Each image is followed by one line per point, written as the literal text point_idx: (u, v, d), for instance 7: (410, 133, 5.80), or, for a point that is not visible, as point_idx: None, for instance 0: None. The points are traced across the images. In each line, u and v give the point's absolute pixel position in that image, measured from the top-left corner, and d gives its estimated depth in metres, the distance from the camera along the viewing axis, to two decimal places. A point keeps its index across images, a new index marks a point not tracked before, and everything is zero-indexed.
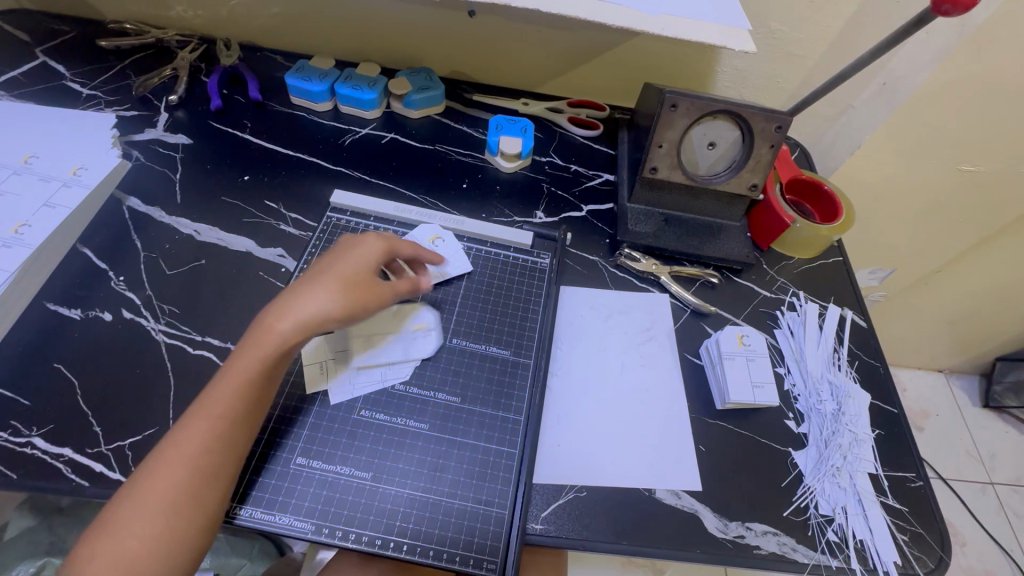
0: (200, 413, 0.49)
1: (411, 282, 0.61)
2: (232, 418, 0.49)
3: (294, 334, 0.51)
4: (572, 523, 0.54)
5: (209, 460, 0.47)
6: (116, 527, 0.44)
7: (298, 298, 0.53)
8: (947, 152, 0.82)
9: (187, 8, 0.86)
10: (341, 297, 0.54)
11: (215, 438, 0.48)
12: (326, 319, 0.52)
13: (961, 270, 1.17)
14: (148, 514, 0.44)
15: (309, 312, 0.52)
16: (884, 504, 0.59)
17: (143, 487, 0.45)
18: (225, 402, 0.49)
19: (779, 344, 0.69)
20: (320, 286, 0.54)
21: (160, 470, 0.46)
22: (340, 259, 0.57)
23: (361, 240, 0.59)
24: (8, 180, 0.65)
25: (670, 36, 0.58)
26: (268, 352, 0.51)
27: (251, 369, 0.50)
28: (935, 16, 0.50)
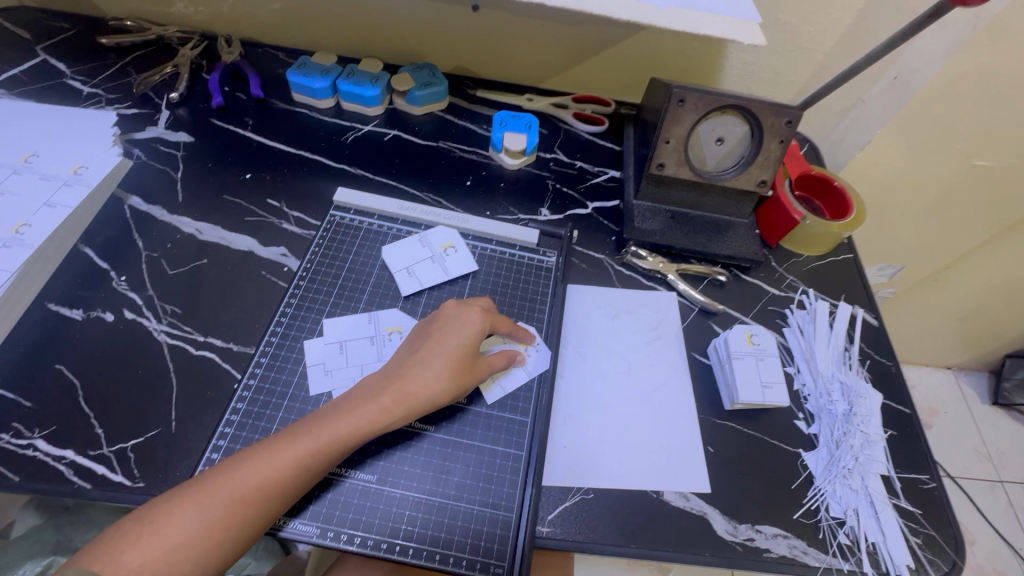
0: (275, 455, 0.48)
1: (508, 359, 0.59)
2: (303, 468, 0.48)
3: (396, 412, 0.52)
4: (580, 526, 0.53)
5: (264, 502, 0.47)
6: (145, 539, 0.44)
7: (409, 373, 0.54)
8: (960, 147, 0.80)
9: (188, 5, 0.85)
10: (451, 381, 0.54)
11: (277, 484, 0.47)
12: (433, 401, 0.53)
13: (972, 266, 1.15)
14: (185, 536, 0.44)
15: (416, 392, 0.53)
16: (896, 506, 0.58)
17: (186, 507, 0.45)
18: (303, 455, 0.48)
19: (789, 344, 0.68)
20: (439, 369, 0.54)
21: (208, 493, 0.46)
22: (451, 332, 0.56)
23: (471, 310, 0.58)
24: (8, 180, 0.64)
25: (678, 29, 0.56)
26: (363, 418, 0.51)
27: (343, 443, 0.50)
28: (952, 6, 0.49)
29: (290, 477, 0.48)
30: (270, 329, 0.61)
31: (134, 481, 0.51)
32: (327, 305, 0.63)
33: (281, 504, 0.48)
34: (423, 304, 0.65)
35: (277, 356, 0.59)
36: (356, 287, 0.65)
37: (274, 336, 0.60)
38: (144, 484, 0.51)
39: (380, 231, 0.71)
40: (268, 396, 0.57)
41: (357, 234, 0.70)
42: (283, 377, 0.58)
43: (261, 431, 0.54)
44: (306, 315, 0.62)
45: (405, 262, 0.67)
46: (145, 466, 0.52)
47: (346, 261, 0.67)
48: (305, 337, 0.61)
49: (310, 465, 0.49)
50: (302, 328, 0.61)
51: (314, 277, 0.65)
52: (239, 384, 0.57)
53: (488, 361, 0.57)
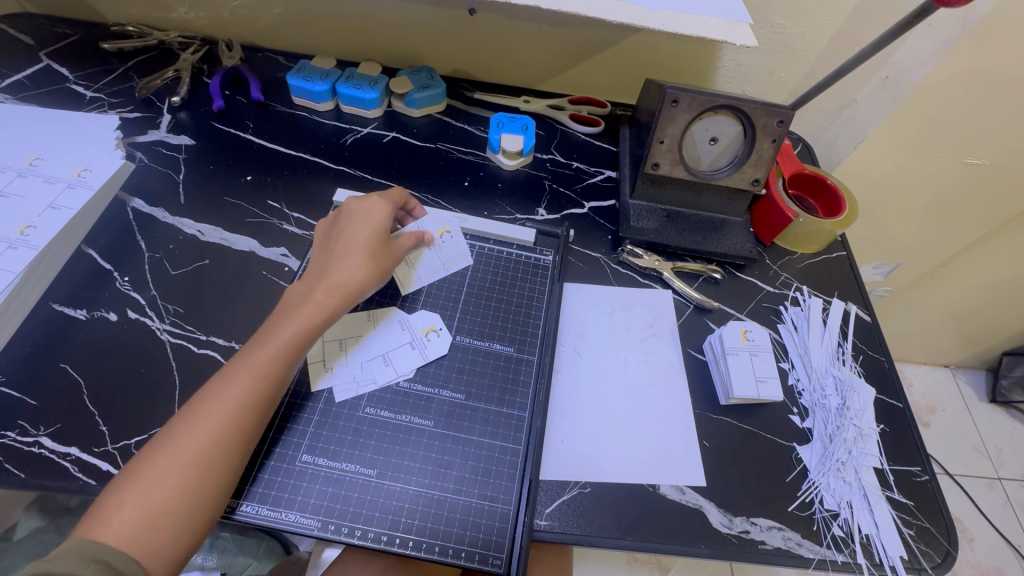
0: (237, 371, 0.51)
1: (417, 238, 0.66)
2: (268, 373, 0.52)
3: (332, 296, 0.57)
4: (577, 519, 0.54)
5: (238, 423, 0.49)
6: (145, 480, 0.45)
7: (333, 269, 0.59)
8: (951, 145, 0.81)
9: (189, 10, 0.86)
10: (373, 264, 0.60)
11: (245, 403, 0.50)
12: (362, 286, 0.59)
13: (967, 264, 1.16)
14: (171, 475, 0.45)
15: (345, 281, 0.58)
16: (889, 498, 0.59)
17: (174, 444, 0.47)
18: (265, 361, 0.52)
19: (783, 339, 0.69)
20: (357, 256, 0.59)
21: (183, 432, 0.48)
22: (357, 224, 0.62)
23: (368, 203, 0.64)
24: (13, 183, 0.65)
25: (671, 31, 0.58)
26: (307, 315, 0.55)
27: (293, 338, 0.54)
28: (937, 7, 0.50)
29: (255, 395, 0.50)
30: None
31: None
32: None
33: (255, 423, 0.50)
34: (423, 299, 0.66)
35: None
36: None
37: None
38: None
39: None
40: None
41: None
42: None
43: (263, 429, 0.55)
44: None
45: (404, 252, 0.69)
46: None
47: None
48: None
49: (269, 375, 0.52)
50: None
51: None
52: None
53: (403, 241, 0.64)
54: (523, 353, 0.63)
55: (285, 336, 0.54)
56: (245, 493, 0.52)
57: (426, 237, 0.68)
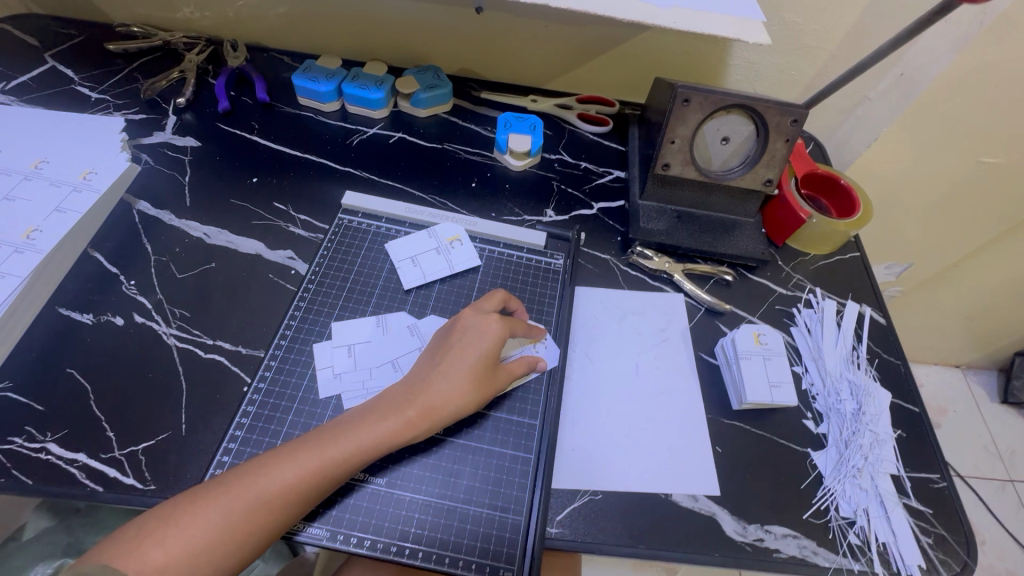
0: (298, 458, 0.48)
1: (528, 365, 0.58)
2: (325, 477, 0.48)
3: (421, 421, 0.52)
4: (589, 527, 0.53)
5: (272, 512, 0.46)
6: (171, 535, 0.44)
7: (429, 387, 0.53)
8: (967, 144, 0.80)
9: (194, 10, 0.86)
10: (474, 393, 0.54)
11: (292, 494, 0.47)
12: (455, 414, 0.53)
13: (979, 264, 1.14)
14: (200, 534, 0.44)
15: (439, 406, 0.53)
16: (906, 506, 0.58)
17: (209, 507, 0.45)
18: (328, 465, 0.48)
19: (796, 343, 0.68)
20: (460, 381, 0.54)
21: (233, 493, 0.46)
22: (471, 342, 0.56)
23: (489, 319, 0.57)
24: (19, 186, 0.65)
25: (682, 28, 0.56)
26: (388, 432, 0.51)
27: (368, 453, 0.50)
28: (959, 3, 0.49)
29: (306, 485, 0.48)
30: (279, 332, 0.61)
31: (145, 483, 0.51)
32: (336, 308, 0.64)
33: (291, 515, 0.47)
34: (433, 299, 0.66)
35: (287, 359, 0.59)
36: (364, 290, 0.66)
37: (284, 339, 0.61)
38: (155, 486, 0.51)
39: (388, 234, 0.71)
40: (277, 400, 0.57)
41: (365, 237, 0.70)
42: (293, 381, 0.58)
43: (271, 434, 0.55)
44: (315, 317, 0.63)
45: (412, 250, 0.68)
46: (156, 469, 0.52)
47: (354, 265, 0.67)
48: (313, 340, 0.61)
49: (325, 475, 0.49)
50: (311, 331, 0.62)
51: (322, 280, 0.66)
52: (249, 387, 0.57)
53: (511, 369, 0.57)
54: (546, 355, 0.62)
55: (356, 446, 0.50)
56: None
57: (539, 363, 0.60)
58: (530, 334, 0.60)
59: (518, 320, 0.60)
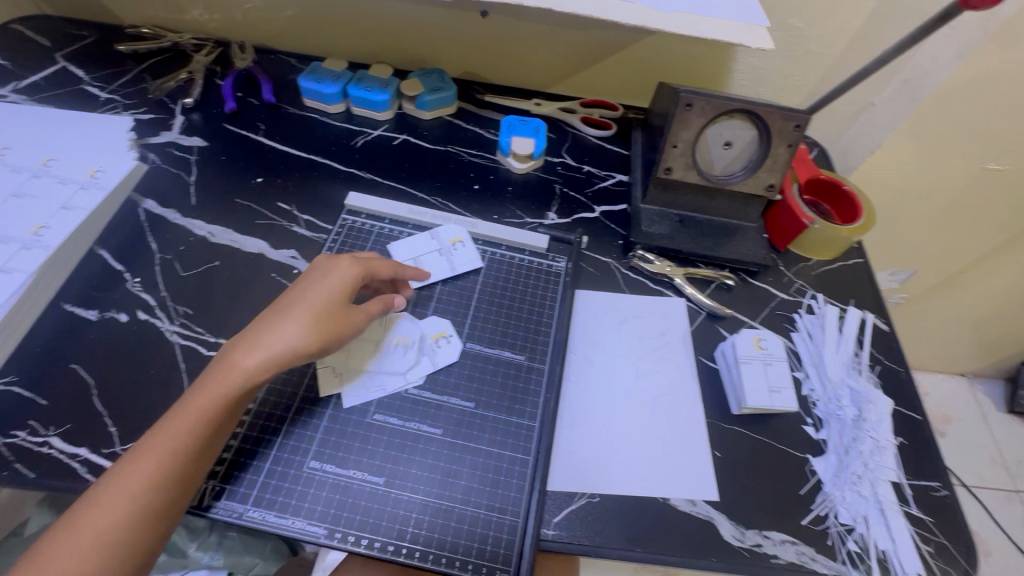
0: (173, 425, 0.48)
1: (384, 306, 0.60)
2: (199, 429, 0.48)
3: (280, 356, 0.51)
4: (586, 529, 0.53)
5: (158, 479, 0.46)
6: (69, 537, 0.43)
7: (270, 329, 0.52)
8: (972, 151, 0.80)
9: (203, 12, 0.87)
10: (318, 323, 0.53)
11: (175, 467, 0.46)
12: (306, 349, 0.52)
13: (984, 272, 1.14)
14: (99, 532, 0.43)
15: (280, 343, 0.51)
16: (907, 513, 0.57)
17: (97, 503, 0.44)
18: (196, 418, 0.48)
19: (797, 348, 0.68)
20: (301, 316, 0.53)
21: (115, 481, 0.45)
22: (311, 284, 0.56)
23: (336, 261, 0.58)
24: (27, 183, 0.66)
25: (686, 33, 0.57)
26: (247, 374, 0.50)
27: (234, 395, 0.50)
28: (962, 9, 0.49)
29: (185, 445, 0.47)
30: None
31: None
32: None
33: (182, 476, 0.47)
34: (435, 300, 0.66)
35: None
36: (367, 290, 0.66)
37: None
38: None
39: (391, 235, 0.71)
40: (278, 398, 0.57)
41: (368, 238, 0.71)
42: (294, 379, 0.59)
43: (272, 432, 0.55)
44: None
45: (413, 250, 0.69)
46: None
47: None
48: None
49: (201, 439, 0.48)
50: None
51: None
52: None
53: (371, 309, 0.58)
54: (445, 350, 0.62)
55: (218, 393, 0.49)
56: (262, 502, 0.51)
57: (395, 301, 0.61)
58: (376, 271, 0.60)
59: (375, 262, 0.61)
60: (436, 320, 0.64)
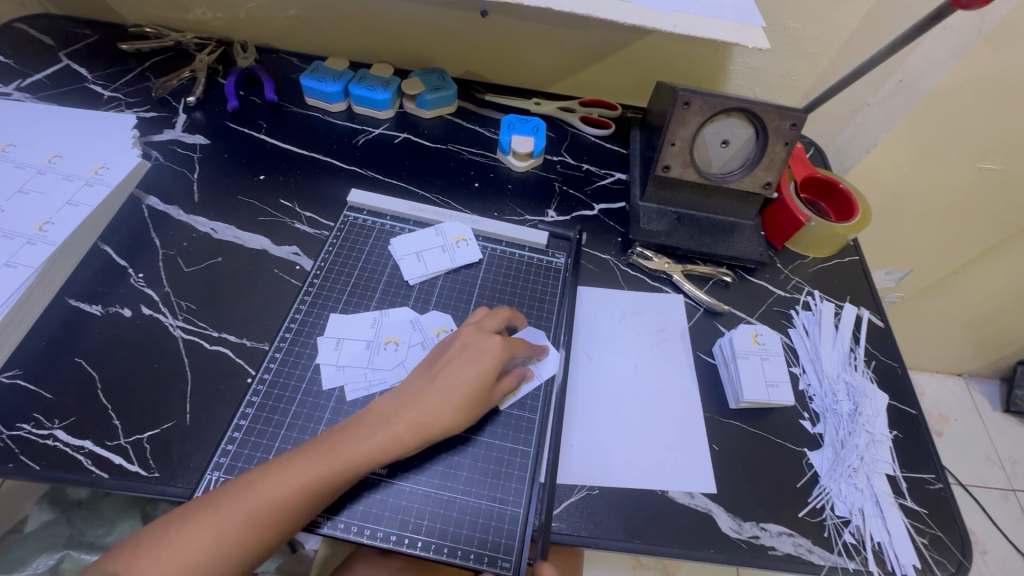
0: (307, 466, 0.49)
1: (519, 376, 0.59)
2: (319, 492, 0.48)
3: (420, 429, 0.52)
4: (585, 521, 0.54)
5: (278, 520, 0.47)
6: (194, 532, 0.45)
7: (422, 400, 0.53)
8: (966, 150, 0.81)
9: (206, 12, 0.88)
10: (465, 411, 0.54)
11: (311, 487, 0.48)
12: (446, 430, 0.53)
13: (979, 272, 1.15)
14: (230, 529, 0.46)
15: (428, 420, 0.52)
16: (902, 506, 0.58)
17: (222, 512, 0.46)
18: (321, 477, 0.49)
19: (794, 343, 0.69)
20: (453, 398, 0.53)
21: (243, 498, 0.47)
22: (468, 361, 0.55)
23: (490, 338, 0.57)
24: (32, 180, 0.66)
25: (683, 33, 0.58)
26: (380, 446, 0.51)
27: (360, 466, 0.50)
28: (954, 9, 0.49)
29: (309, 496, 0.48)
30: (284, 326, 0.62)
31: (150, 471, 0.52)
32: (340, 303, 0.65)
33: (295, 523, 0.48)
34: (437, 295, 0.67)
35: (292, 351, 0.60)
36: (369, 285, 0.67)
37: (289, 332, 0.62)
38: (159, 474, 0.52)
39: (392, 232, 0.72)
40: (282, 391, 0.58)
41: (370, 234, 0.71)
42: (297, 372, 0.59)
43: (275, 424, 0.56)
44: (320, 310, 0.64)
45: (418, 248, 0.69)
46: (160, 457, 0.53)
47: (359, 259, 0.69)
48: (317, 334, 0.62)
49: (347, 472, 0.50)
50: (316, 324, 0.63)
51: (328, 275, 0.67)
52: (254, 378, 0.58)
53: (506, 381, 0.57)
54: None
55: (360, 455, 0.50)
56: None
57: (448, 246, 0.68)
58: (527, 346, 0.60)
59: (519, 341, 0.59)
60: (436, 316, 0.64)
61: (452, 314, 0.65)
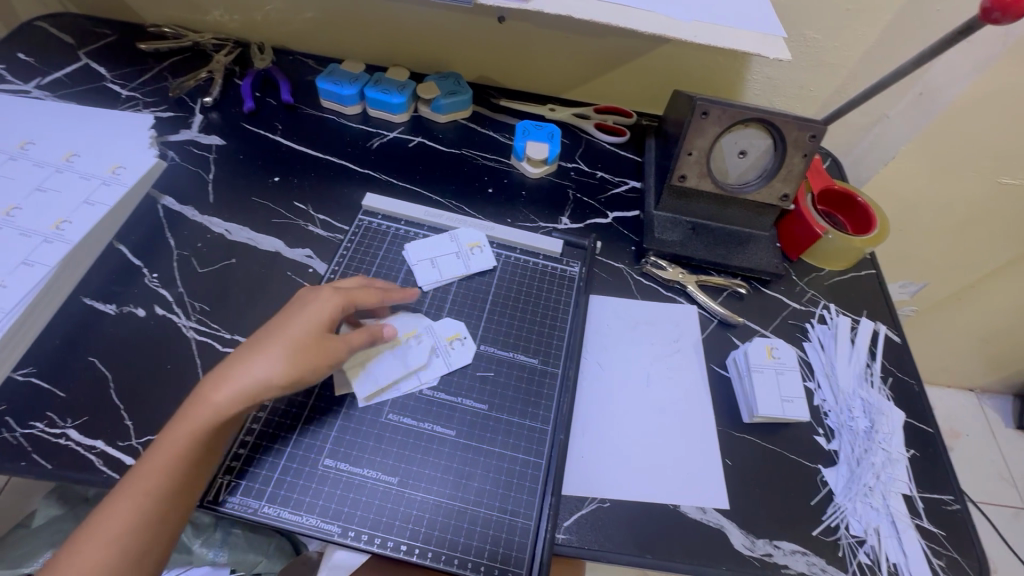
0: (184, 428, 0.48)
1: (372, 335, 0.57)
2: (197, 448, 0.48)
3: (263, 381, 0.50)
4: (596, 534, 0.53)
5: (168, 490, 0.46)
6: (102, 525, 0.44)
7: (257, 352, 0.51)
8: (988, 164, 0.79)
9: (224, 13, 0.88)
10: (287, 360, 0.51)
11: (188, 448, 0.47)
12: (269, 383, 0.50)
13: (995, 287, 1.13)
14: (131, 513, 0.45)
15: (257, 372, 0.50)
16: (919, 527, 0.57)
17: (124, 500, 0.45)
18: (195, 433, 0.48)
19: (809, 358, 0.68)
20: (277, 349, 0.51)
21: (138, 481, 0.46)
22: (295, 315, 0.54)
23: (319, 293, 0.56)
24: (50, 178, 0.67)
25: (705, 43, 0.57)
26: (235, 396, 0.49)
27: (228, 415, 0.49)
28: (983, 24, 0.48)
29: (190, 457, 0.48)
30: None
31: None
32: None
33: (188, 487, 0.48)
34: (450, 302, 0.66)
35: None
36: None
37: None
38: None
39: (406, 236, 0.72)
40: (293, 396, 0.58)
41: (384, 239, 0.71)
42: None
43: (286, 429, 0.56)
44: None
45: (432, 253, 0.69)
46: None
47: (373, 264, 0.68)
48: None
49: (220, 424, 0.49)
50: None
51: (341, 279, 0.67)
52: None
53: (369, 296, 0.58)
54: (459, 353, 0.62)
55: (222, 405, 0.49)
56: (279, 499, 0.52)
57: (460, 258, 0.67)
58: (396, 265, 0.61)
59: (362, 292, 0.59)
60: (448, 322, 0.64)
61: (465, 322, 0.65)
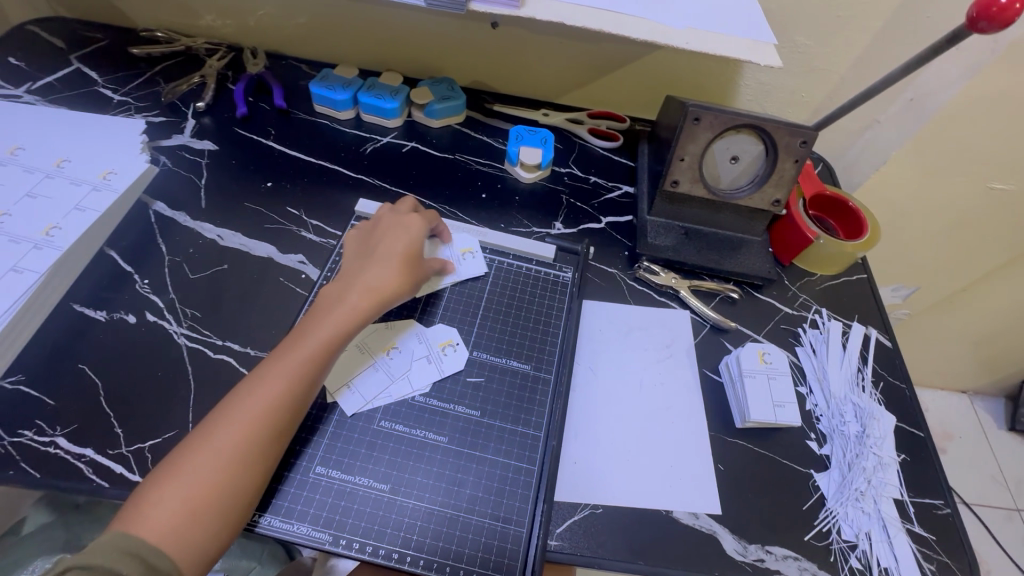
0: (285, 359, 0.53)
1: (442, 265, 0.66)
2: (302, 379, 0.52)
3: (369, 297, 0.58)
4: (588, 540, 0.53)
5: (274, 421, 0.50)
6: (205, 454, 0.47)
7: (365, 274, 0.60)
8: (978, 169, 0.80)
9: (216, 18, 0.88)
10: (404, 274, 0.61)
11: (295, 378, 0.52)
12: (396, 294, 0.60)
13: (986, 290, 1.14)
14: (236, 440, 0.48)
15: (377, 287, 0.59)
16: (909, 531, 0.57)
17: (227, 427, 0.49)
18: (300, 364, 0.53)
19: (801, 362, 0.68)
20: (390, 265, 0.60)
21: (237, 412, 0.49)
22: (390, 238, 0.63)
23: (401, 217, 0.65)
24: (40, 184, 0.66)
25: (696, 49, 0.57)
26: (346, 317, 0.56)
27: (337, 337, 0.55)
28: (970, 33, 0.49)
29: (294, 387, 0.52)
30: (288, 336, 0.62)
31: None
32: None
33: (289, 420, 0.51)
34: (442, 308, 0.66)
35: None
36: None
37: None
38: None
39: None
40: None
41: None
42: None
43: None
44: None
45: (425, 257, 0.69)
46: None
47: None
48: None
49: (327, 347, 0.55)
50: None
51: None
52: None
53: (390, 279, 0.60)
54: (452, 359, 0.62)
55: (336, 326, 0.56)
56: (270, 507, 0.52)
57: (450, 266, 0.68)
58: (419, 253, 0.63)
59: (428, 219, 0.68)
60: (441, 328, 0.64)
61: (458, 328, 0.65)
